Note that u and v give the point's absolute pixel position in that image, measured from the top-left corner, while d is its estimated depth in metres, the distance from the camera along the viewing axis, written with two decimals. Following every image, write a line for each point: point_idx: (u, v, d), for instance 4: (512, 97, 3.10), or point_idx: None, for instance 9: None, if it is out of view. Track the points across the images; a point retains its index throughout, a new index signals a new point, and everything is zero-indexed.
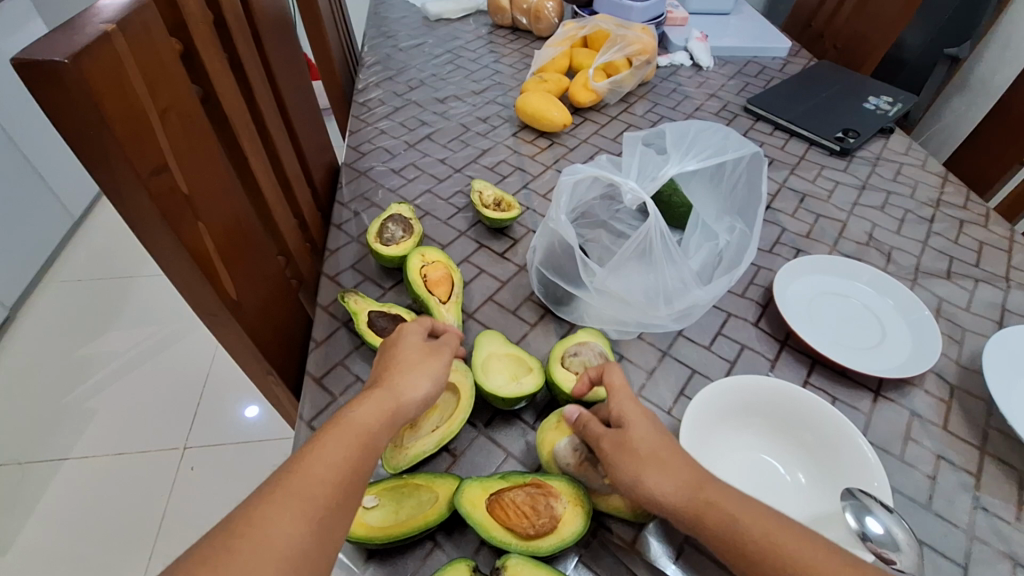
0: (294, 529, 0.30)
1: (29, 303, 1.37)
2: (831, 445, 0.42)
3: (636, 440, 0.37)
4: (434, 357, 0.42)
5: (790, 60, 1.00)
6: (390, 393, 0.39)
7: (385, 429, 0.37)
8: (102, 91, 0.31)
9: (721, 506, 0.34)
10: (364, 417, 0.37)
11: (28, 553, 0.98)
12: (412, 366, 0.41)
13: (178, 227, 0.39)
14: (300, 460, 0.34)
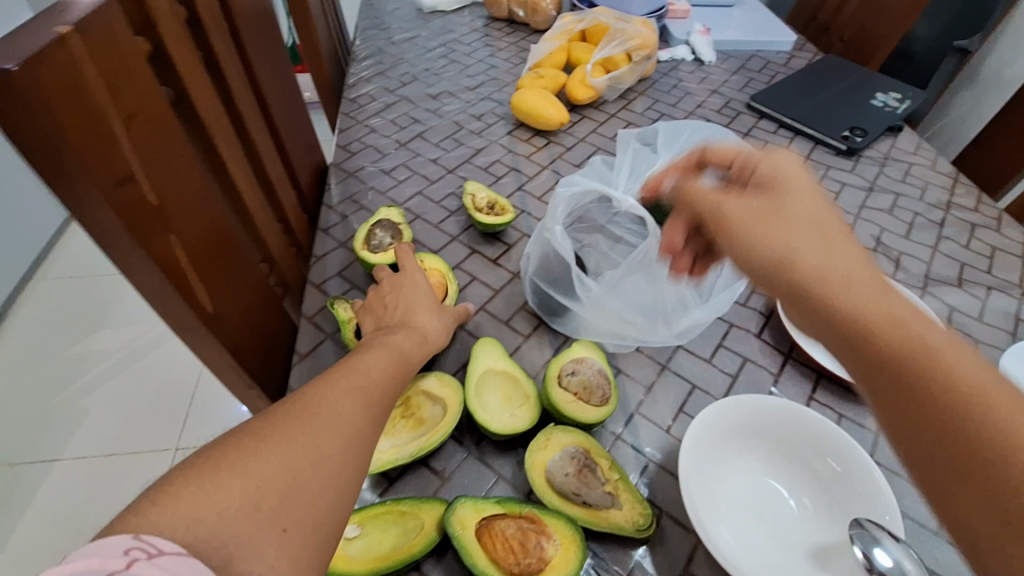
0: (358, 410, 0.33)
1: (19, 300, 1.34)
2: (838, 473, 0.40)
3: (762, 235, 0.35)
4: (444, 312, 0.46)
5: (795, 54, 0.97)
6: (414, 328, 0.43)
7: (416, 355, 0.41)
8: (58, 98, 0.29)
9: (848, 296, 0.31)
10: (399, 343, 0.40)
11: (17, 556, 0.96)
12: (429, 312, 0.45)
13: (148, 239, 0.36)
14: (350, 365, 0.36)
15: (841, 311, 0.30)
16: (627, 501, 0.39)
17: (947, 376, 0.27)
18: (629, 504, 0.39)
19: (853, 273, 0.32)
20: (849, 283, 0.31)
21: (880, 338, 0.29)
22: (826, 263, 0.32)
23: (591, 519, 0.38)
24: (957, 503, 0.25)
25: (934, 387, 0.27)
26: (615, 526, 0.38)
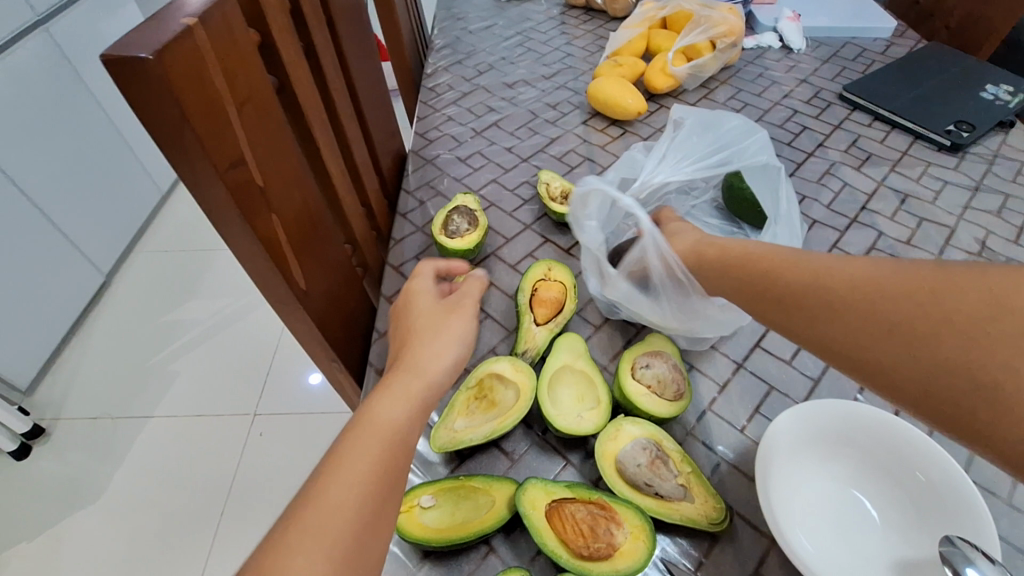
0: (326, 554, 0.28)
1: (121, 270, 1.47)
2: (932, 491, 0.37)
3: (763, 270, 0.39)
4: (463, 341, 0.41)
5: (895, 41, 0.90)
6: (418, 387, 0.37)
7: (410, 418, 0.35)
8: (183, 86, 0.31)
9: (857, 300, 0.34)
10: (392, 426, 0.34)
11: (117, 501, 1.07)
12: (437, 355, 0.39)
13: (253, 219, 0.39)
14: (325, 469, 0.31)
15: (835, 311, 0.35)
16: (699, 495, 0.39)
17: (957, 321, 0.30)
18: (701, 499, 0.39)
19: (804, 261, 0.37)
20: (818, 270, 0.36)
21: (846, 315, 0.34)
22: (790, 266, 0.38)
23: (662, 512, 0.38)
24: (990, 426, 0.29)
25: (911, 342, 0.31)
26: (686, 520, 0.38)
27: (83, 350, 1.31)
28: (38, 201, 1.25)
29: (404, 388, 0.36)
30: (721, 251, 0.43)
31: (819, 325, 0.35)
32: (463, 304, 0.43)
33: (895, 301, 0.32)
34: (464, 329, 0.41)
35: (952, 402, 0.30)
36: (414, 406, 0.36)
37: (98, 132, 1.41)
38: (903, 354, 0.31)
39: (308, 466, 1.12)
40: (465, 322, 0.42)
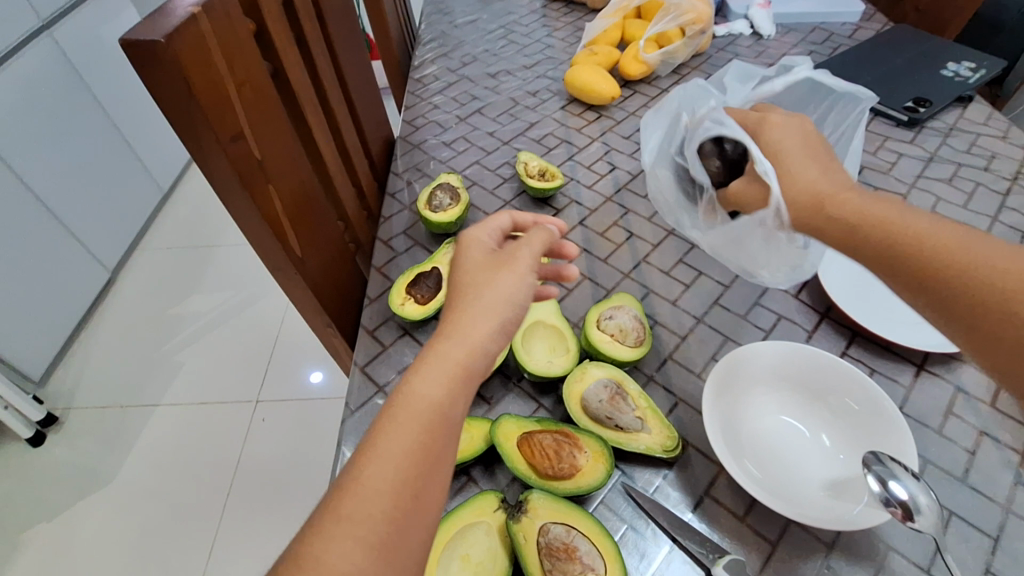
0: (354, 548, 0.27)
1: (126, 267, 1.52)
2: (858, 412, 0.43)
3: (855, 221, 0.40)
4: (518, 301, 0.36)
5: (862, 25, 0.94)
6: (464, 360, 0.33)
7: (454, 397, 0.32)
8: (189, 67, 0.36)
9: (965, 272, 0.35)
10: (432, 405, 0.32)
11: (128, 486, 1.11)
12: (486, 319, 0.34)
13: (252, 188, 0.44)
14: (362, 453, 0.30)
15: (944, 276, 0.35)
16: (656, 426, 0.44)
17: None
18: (657, 430, 0.44)
19: (923, 225, 0.37)
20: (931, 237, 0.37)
21: (966, 290, 0.35)
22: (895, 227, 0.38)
23: (621, 441, 0.43)
24: None
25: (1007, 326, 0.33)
26: (644, 447, 0.43)
27: (91, 344, 1.35)
28: (46, 200, 1.30)
29: (449, 359, 0.33)
30: (812, 191, 0.42)
31: (919, 286, 0.36)
32: (522, 255, 0.37)
33: (1002, 282, 0.34)
34: (521, 286, 0.36)
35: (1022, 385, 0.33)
36: (462, 382, 0.33)
37: (101, 133, 1.46)
38: (1013, 341, 0.33)
39: (310, 450, 1.15)
40: (524, 280, 0.36)
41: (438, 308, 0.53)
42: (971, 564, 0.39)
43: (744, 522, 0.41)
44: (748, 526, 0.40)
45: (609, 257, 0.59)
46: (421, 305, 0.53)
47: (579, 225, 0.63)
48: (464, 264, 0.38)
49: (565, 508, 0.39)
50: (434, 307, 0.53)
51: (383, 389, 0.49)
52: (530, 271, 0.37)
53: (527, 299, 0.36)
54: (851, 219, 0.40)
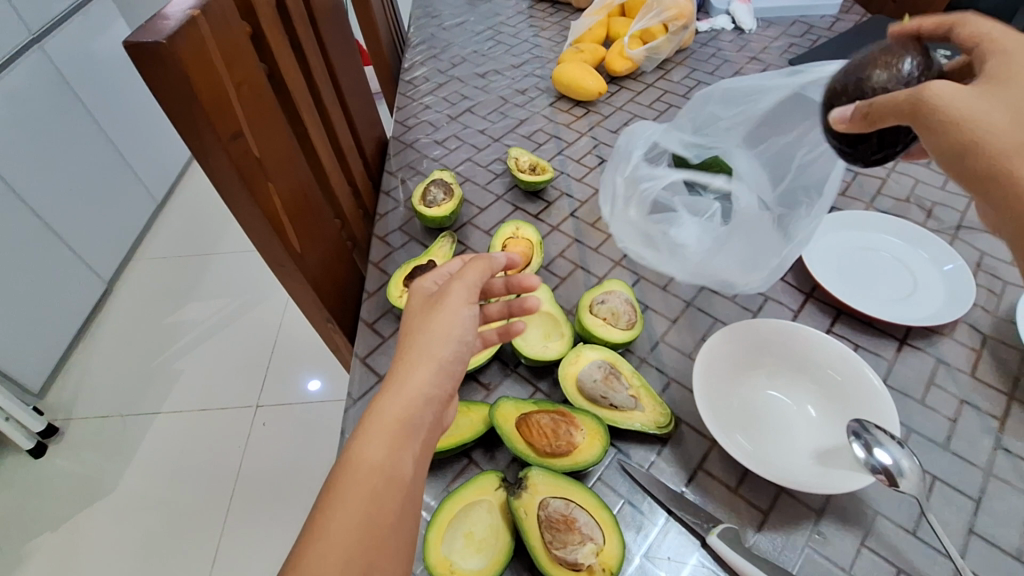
0: None
1: (122, 277, 1.53)
2: (840, 380, 0.45)
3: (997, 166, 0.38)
4: (451, 340, 0.38)
5: (841, 17, 0.97)
6: (403, 413, 0.34)
7: (400, 451, 0.33)
8: (190, 68, 0.37)
9: None
10: (376, 464, 0.32)
11: (129, 493, 1.12)
12: (420, 367, 0.36)
13: (253, 185, 0.45)
14: (309, 527, 0.30)
15: None
16: (649, 405, 0.46)
17: None
18: (651, 408, 0.45)
19: None
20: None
21: None
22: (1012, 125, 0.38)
23: (616, 420, 0.44)
24: None
25: None
26: (637, 425, 0.44)
27: (89, 354, 1.36)
28: (40, 212, 1.30)
29: (385, 417, 0.34)
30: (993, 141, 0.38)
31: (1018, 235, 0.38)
32: (452, 296, 0.39)
33: None
34: (456, 324, 0.38)
35: None
36: (403, 434, 0.34)
37: (93, 144, 1.47)
38: None
39: (310, 452, 1.16)
40: (457, 317, 0.39)
41: None
42: (954, 524, 0.41)
43: (737, 493, 0.42)
44: (741, 497, 0.42)
45: (600, 246, 0.61)
46: None
47: (570, 217, 0.65)
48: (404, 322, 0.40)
49: (564, 483, 0.40)
50: None
51: (384, 378, 0.50)
52: (465, 307, 0.39)
53: (464, 332, 0.39)
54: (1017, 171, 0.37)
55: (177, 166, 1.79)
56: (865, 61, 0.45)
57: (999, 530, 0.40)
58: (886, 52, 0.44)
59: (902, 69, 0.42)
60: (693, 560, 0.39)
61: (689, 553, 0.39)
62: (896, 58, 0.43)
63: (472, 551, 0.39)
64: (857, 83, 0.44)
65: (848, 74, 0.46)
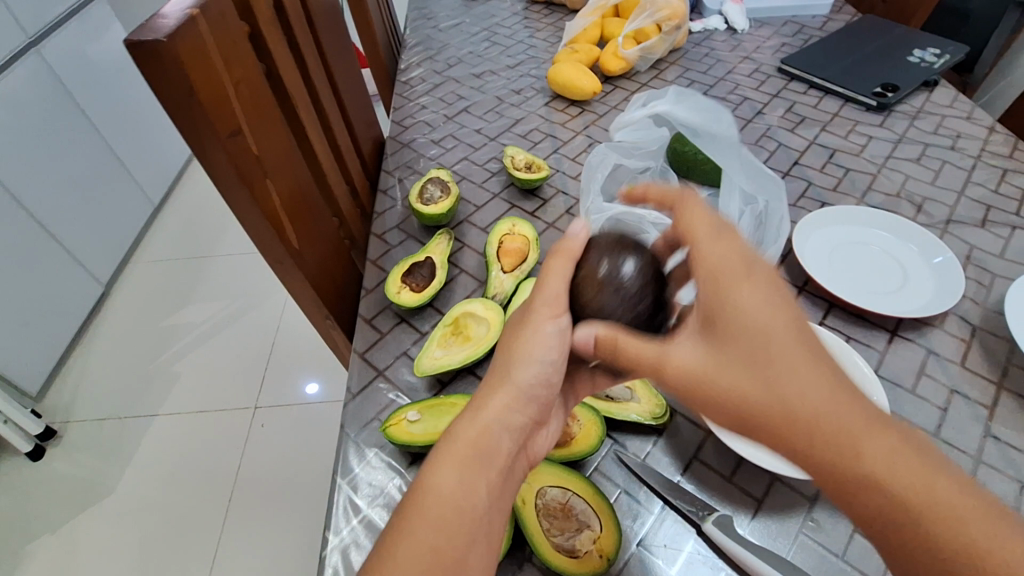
0: None
1: (119, 280, 1.53)
2: None
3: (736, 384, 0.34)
4: (534, 364, 0.39)
5: (832, 17, 0.98)
6: (481, 435, 0.37)
7: (480, 471, 0.36)
8: (188, 66, 0.38)
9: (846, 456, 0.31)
10: (457, 481, 0.35)
11: (128, 495, 1.12)
12: (501, 394, 0.38)
13: (251, 183, 0.46)
14: (395, 527, 0.33)
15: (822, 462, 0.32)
16: (645, 396, 0.47)
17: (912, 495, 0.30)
18: (647, 400, 0.46)
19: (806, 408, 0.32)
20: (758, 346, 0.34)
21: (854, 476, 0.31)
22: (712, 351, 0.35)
23: (612, 411, 0.46)
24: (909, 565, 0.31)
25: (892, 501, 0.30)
26: (634, 415, 0.45)
27: (87, 357, 1.36)
28: (38, 215, 1.31)
29: (462, 439, 0.36)
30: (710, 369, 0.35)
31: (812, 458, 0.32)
32: (535, 319, 0.40)
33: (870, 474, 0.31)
34: (536, 347, 0.39)
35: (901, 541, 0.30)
36: (481, 457, 0.36)
37: (90, 148, 1.47)
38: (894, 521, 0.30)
39: (308, 452, 1.16)
40: (540, 336, 0.39)
41: (433, 295, 0.56)
42: None
43: (731, 482, 0.43)
44: (735, 486, 0.42)
45: None
46: (416, 293, 0.56)
47: (566, 214, 0.65)
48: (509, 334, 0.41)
49: (562, 472, 0.42)
50: (429, 294, 0.55)
51: (383, 373, 0.51)
52: (550, 325, 0.39)
53: (545, 354, 0.39)
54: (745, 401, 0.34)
55: (174, 170, 1.80)
56: (582, 260, 0.42)
57: None
58: (607, 248, 0.42)
59: (615, 270, 0.40)
60: (689, 548, 0.40)
61: (684, 541, 0.40)
62: (616, 259, 0.41)
63: None
64: (588, 268, 0.41)
65: (588, 250, 0.42)
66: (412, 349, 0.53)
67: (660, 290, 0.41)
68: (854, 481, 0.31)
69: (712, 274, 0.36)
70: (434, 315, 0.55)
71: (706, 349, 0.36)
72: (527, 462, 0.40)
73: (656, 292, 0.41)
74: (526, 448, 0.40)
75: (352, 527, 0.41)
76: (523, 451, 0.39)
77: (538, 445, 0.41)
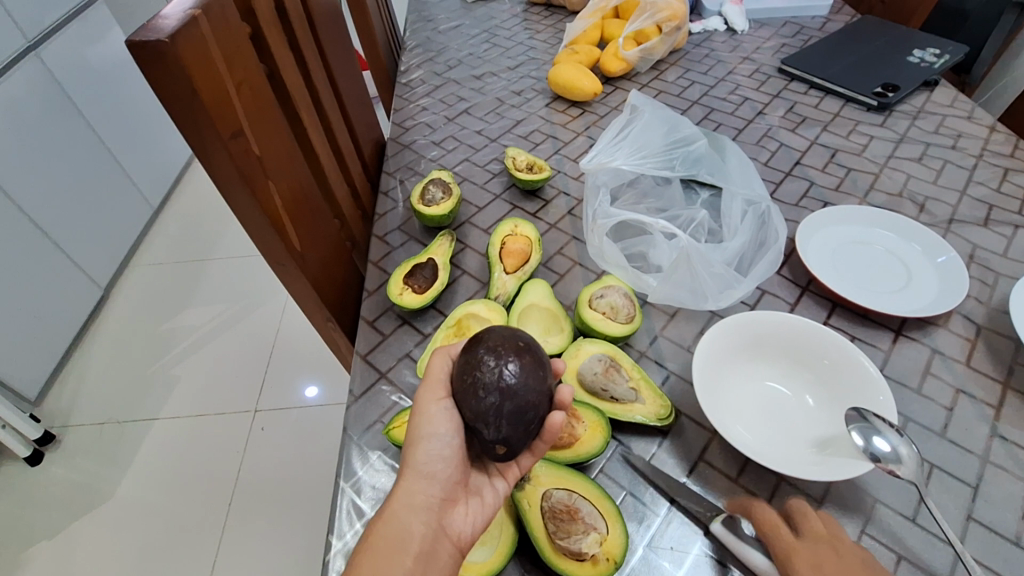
0: None
1: (118, 284, 1.52)
2: (837, 369, 0.46)
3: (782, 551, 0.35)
4: (430, 440, 0.38)
5: (831, 18, 0.98)
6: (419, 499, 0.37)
7: (422, 538, 0.36)
8: (191, 66, 0.38)
9: None
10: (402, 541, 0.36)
11: (128, 500, 1.11)
12: (407, 477, 0.38)
13: (252, 184, 0.46)
14: None
15: None
16: (650, 397, 0.46)
17: None
18: (652, 401, 0.46)
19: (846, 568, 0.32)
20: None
21: None
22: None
23: (617, 413, 0.45)
24: None
25: None
26: (639, 417, 0.45)
27: (86, 361, 1.35)
28: (36, 218, 1.30)
29: (397, 512, 0.36)
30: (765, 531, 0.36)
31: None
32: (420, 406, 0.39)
33: None
34: (425, 428, 0.38)
35: None
36: (427, 518, 0.37)
37: (89, 152, 1.47)
38: None
39: (309, 456, 1.15)
40: (421, 419, 0.38)
41: (435, 297, 0.55)
42: (952, 511, 0.41)
43: (737, 483, 0.42)
44: (742, 486, 0.42)
45: None
46: (418, 294, 0.55)
47: (568, 215, 0.65)
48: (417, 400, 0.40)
49: (567, 474, 0.41)
50: (431, 295, 0.55)
51: (385, 375, 0.51)
52: (436, 403, 0.39)
53: (439, 430, 0.38)
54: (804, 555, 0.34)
55: (173, 173, 1.80)
56: (466, 358, 0.39)
57: (997, 516, 0.41)
58: (498, 340, 0.39)
59: (498, 369, 0.38)
60: (696, 550, 0.39)
61: (691, 544, 0.40)
62: (503, 358, 0.38)
63: (476, 542, 0.39)
64: (469, 365, 0.38)
65: (479, 341, 0.39)
66: (415, 351, 0.52)
67: (529, 415, 0.37)
68: None
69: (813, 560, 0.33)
70: (436, 317, 0.55)
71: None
72: (452, 542, 0.37)
73: (523, 413, 0.37)
74: (452, 510, 0.38)
75: (355, 531, 0.41)
76: (443, 528, 0.37)
77: (462, 522, 0.38)
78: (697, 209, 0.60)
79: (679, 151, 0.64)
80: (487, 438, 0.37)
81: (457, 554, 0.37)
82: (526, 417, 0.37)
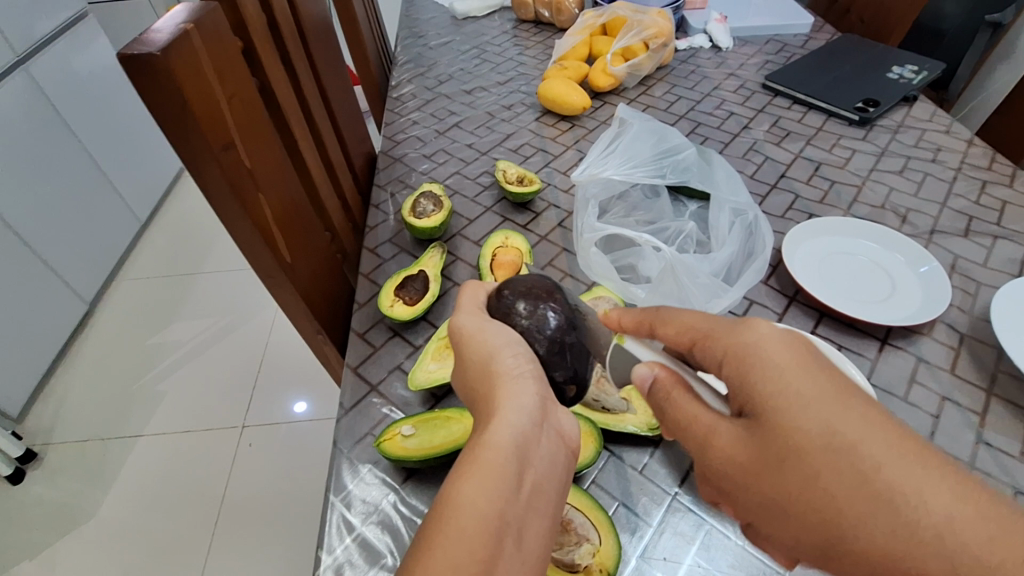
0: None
1: (104, 298, 1.50)
2: None
3: (699, 332, 0.36)
4: (507, 349, 0.37)
5: (813, 36, 1.01)
6: (523, 398, 0.34)
7: (532, 436, 0.33)
8: (182, 78, 0.38)
9: (765, 370, 0.31)
10: (512, 442, 0.32)
11: (110, 520, 1.08)
12: (501, 379, 0.35)
13: (243, 198, 0.46)
14: (445, 506, 0.29)
15: (756, 373, 0.32)
16: (641, 407, 0.47)
17: (806, 401, 0.30)
18: (642, 411, 0.46)
19: (764, 339, 0.32)
20: (800, 431, 0.29)
21: (753, 386, 0.32)
22: (755, 440, 0.31)
23: (611, 424, 0.45)
24: (774, 461, 0.30)
25: (782, 414, 0.30)
26: (630, 427, 0.45)
27: (71, 377, 1.33)
28: (22, 233, 1.28)
29: (501, 408, 0.33)
30: (681, 323, 0.37)
31: (735, 368, 0.33)
32: (474, 323, 0.40)
33: (765, 380, 0.31)
34: (497, 340, 0.38)
35: (776, 452, 0.30)
36: (536, 418, 0.33)
37: (76, 166, 1.46)
38: (790, 422, 0.30)
39: (297, 474, 1.13)
40: (484, 335, 0.39)
41: (426, 308, 0.56)
42: None
43: None
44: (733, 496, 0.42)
45: None
46: (409, 305, 0.55)
47: (558, 227, 0.66)
48: (469, 323, 0.40)
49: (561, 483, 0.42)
50: (422, 307, 0.55)
51: (376, 388, 0.50)
52: (488, 323, 0.40)
53: (511, 340, 0.38)
54: (693, 332, 0.36)
55: (162, 187, 1.79)
56: (500, 307, 0.43)
57: None
58: (525, 291, 0.43)
59: (537, 312, 0.41)
60: (688, 561, 0.39)
61: (684, 554, 0.39)
62: (536, 302, 0.42)
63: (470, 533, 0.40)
64: (503, 312, 0.42)
65: (504, 291, 0.44)
66: (406, 363, 0.52)
67: (580, 345, 0.42)
68: (759, 393, 0.31)
69: (739, 356, 0.33)
70: (427, 328, 0.55)
71: (749, 444, 0.31)
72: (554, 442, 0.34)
73: (575, 346, 0.41)
74: (553, 418, 0.35)
75: (345, 546, 0.40)
76: (551, 427, 0.34)
77: (566, 420, 0.35)
78: (685, 221, 0.61)
79: (667, 162, 0.65)
80: (557, 380, 0.40)
81: (568, 453, 0.35)
82: (581, 352, 0.42)
